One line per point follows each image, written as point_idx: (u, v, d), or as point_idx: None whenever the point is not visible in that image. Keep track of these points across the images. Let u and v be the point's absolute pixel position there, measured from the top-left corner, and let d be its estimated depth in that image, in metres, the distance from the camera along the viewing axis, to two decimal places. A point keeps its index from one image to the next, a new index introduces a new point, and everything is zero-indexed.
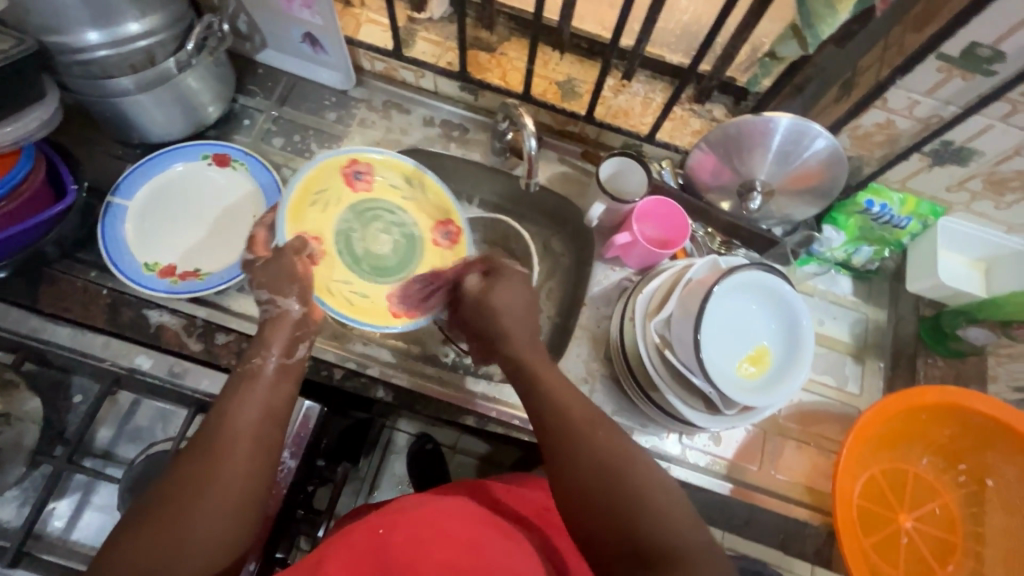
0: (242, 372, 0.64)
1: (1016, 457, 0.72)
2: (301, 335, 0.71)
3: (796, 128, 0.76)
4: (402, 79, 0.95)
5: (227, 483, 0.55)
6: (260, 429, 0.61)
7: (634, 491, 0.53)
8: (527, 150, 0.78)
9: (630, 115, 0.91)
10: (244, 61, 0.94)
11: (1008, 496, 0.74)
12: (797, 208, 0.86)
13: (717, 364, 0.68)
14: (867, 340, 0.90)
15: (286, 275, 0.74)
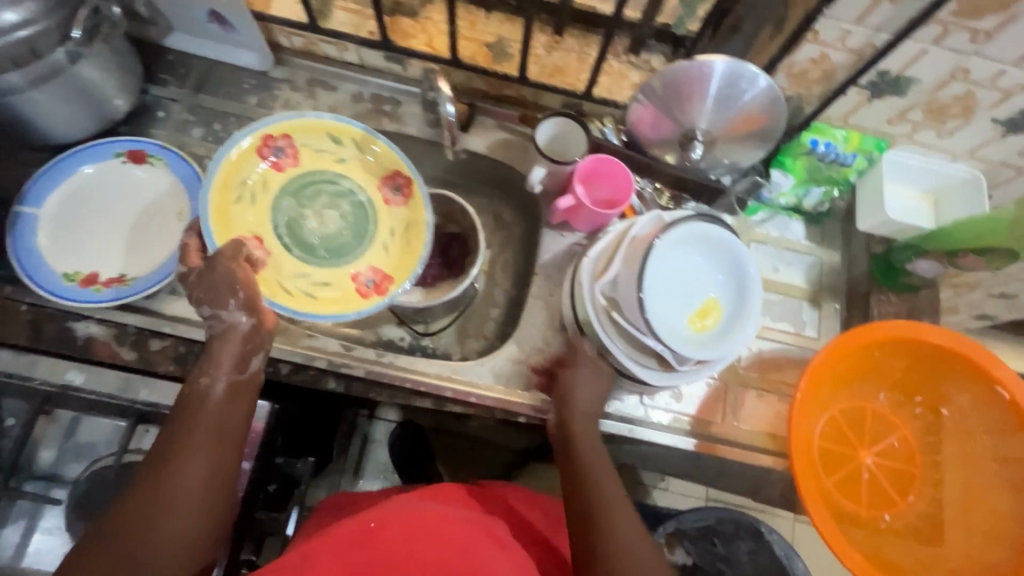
0: (191, 394, 0.63)
1: (969, 384, 0.72)
2: (253, 347, 0.69)
3: (731, 70, 0.74)
4: (324, 54, 0.90)
5: (175, 513, 0.54)
6: (216, 455, 0.60)
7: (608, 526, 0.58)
8: (444, 114, 0.80)
9: (565, 73, 0.87)
10: (152, 48, 0.88)
11: (963, 423, 0.74)
12: (742, 154, 0.83)
13: (661, 318, 0.66)
14: (822, 283, 0.90)
15: (224, 284, 0.69)
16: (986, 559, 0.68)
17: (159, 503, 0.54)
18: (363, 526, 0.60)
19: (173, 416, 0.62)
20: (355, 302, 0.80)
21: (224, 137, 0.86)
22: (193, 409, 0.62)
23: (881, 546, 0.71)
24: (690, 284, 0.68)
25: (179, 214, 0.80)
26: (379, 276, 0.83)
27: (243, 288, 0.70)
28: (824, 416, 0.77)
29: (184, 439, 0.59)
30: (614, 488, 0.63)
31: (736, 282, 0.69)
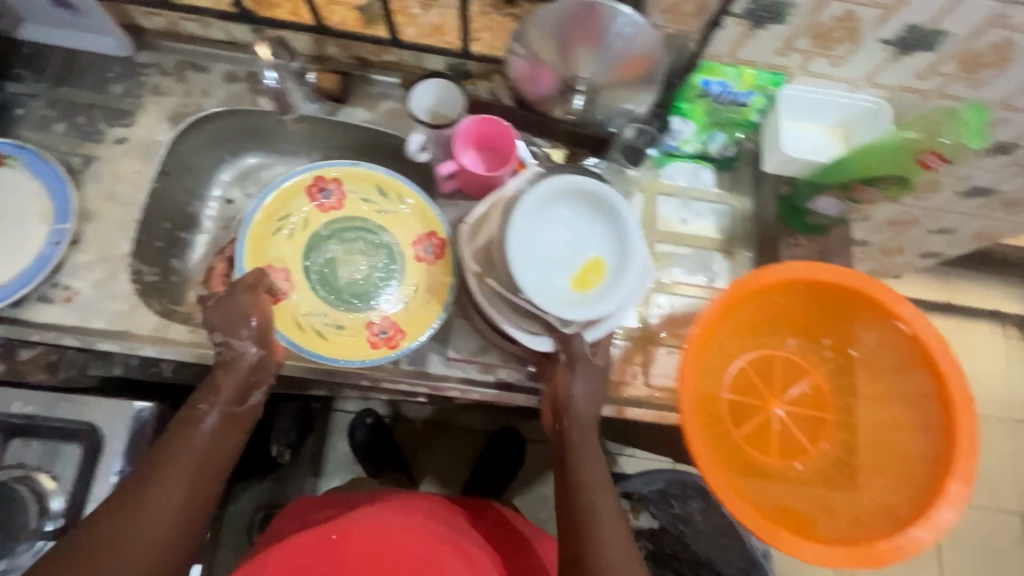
0: (181, 420, 0.64)
1: (872, 321, 0.69)
2: (256, 379, 0.69)
3: (586, 10, 0.71)
4: (191, 33, 0.84)
5: (136, 546, 0.57)
6: (191, 490, 0.62)
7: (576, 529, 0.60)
8: (267, 83, 0.75)
9: (444, 32, 0.82)
10: (4, 41, 0.82)
11: (870, 362, 0.71)
12: (631, 100, 0.78)
13: (535, 278, 0.61)
14: (734, 232, 0.86)
15: (239, 312, 0.69)
16: (886, 502, 0.64)
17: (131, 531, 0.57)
18: (326, 538, 0.71)
19: (163, 440, 0.63)
20: (362, 350, 0.79)
21: (89, 131, 0.81)
22: (184, 436, 0.64)
23: (785, 494, 0.68)
24: (567, 241, 0.64)
25: (41, 216, 0.76)
26: (393, 329, 0.81)
27: (260, 320, 0.70)
28: (730, 367, 0.74)
29: (166, 469, 0.61)
30: (608, 499, 0.62)
31: (619, 237, 0.64)
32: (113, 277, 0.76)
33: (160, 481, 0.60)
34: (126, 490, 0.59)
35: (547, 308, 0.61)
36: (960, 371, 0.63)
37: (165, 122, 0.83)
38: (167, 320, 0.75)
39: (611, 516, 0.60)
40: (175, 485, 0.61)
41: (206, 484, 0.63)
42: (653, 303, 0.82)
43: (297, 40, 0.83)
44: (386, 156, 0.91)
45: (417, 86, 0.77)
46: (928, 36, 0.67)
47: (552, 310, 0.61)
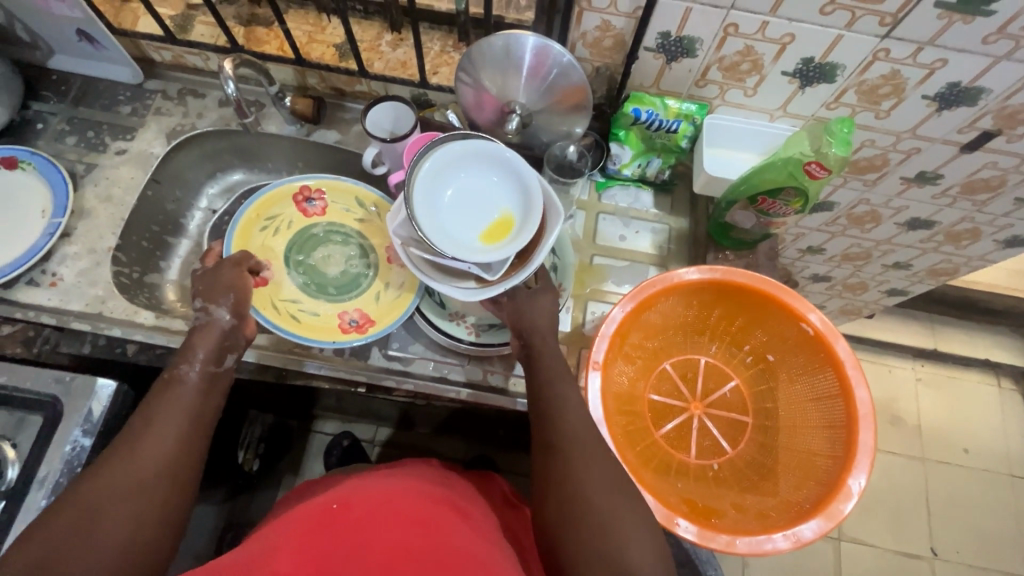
0: (166, 380, 0.63)
1: (779, 326, 0.72)
2: (230, 344, 0.70)
3: (514, 43, 0.78)
4: (193, 65, 0.98)
5: (130, 498, 0.54)
6: (181, 444, 0.59)
7: (575, 487, 0.55)
8: (226, 91, 0.81)
9: (408, 66, 0.93)
10: (37, 70, 0.97)
11: (782, 368, 0.74)
12: (566, 122, 0.87)
13: (438, 228, 0.66)
14: (670, 247, 0.92)
15: (223, 285, 0.73)
16: (794, 497, 0.66)
17: (121, 485, 0.55)
18: (327, 507, 0.68)
19: (147, 401, 0.62)
20: (333, 335, 0.83)
21: (95, 143, 0.93)
22: (168, 392, 0.62)
23: (696, 489, 0.70)
24: (474, 199, 0.69)
25: (43, 211, 0.86)
26: (363, 318, 0.85)
27: (238, 293, 0.73)
28: (654, 367, 0.79)
29: (155, 424, 0.59)
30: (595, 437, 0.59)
31: (521, 189, 0.69)
32: (97, 267, 0.84)
33: (149, 435, 0.58)
34: (116, 450, 0.57)
35: (471, 258, 0.64)
36: (861, 369, 0.65)
37: (161, 138, 0.94)
38: (137, 306, 0.83)
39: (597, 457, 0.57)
40: (163, 437, 0.59)
41: (196, 437, 0.61)
42: (588, 309, 0.87)
43: (283, 72, 0.95)
44: (356, 175, 1.02)
45: (376, 106, 0.88)
46: (825, 68, 0.75)
47: (475, 258, 0.64)
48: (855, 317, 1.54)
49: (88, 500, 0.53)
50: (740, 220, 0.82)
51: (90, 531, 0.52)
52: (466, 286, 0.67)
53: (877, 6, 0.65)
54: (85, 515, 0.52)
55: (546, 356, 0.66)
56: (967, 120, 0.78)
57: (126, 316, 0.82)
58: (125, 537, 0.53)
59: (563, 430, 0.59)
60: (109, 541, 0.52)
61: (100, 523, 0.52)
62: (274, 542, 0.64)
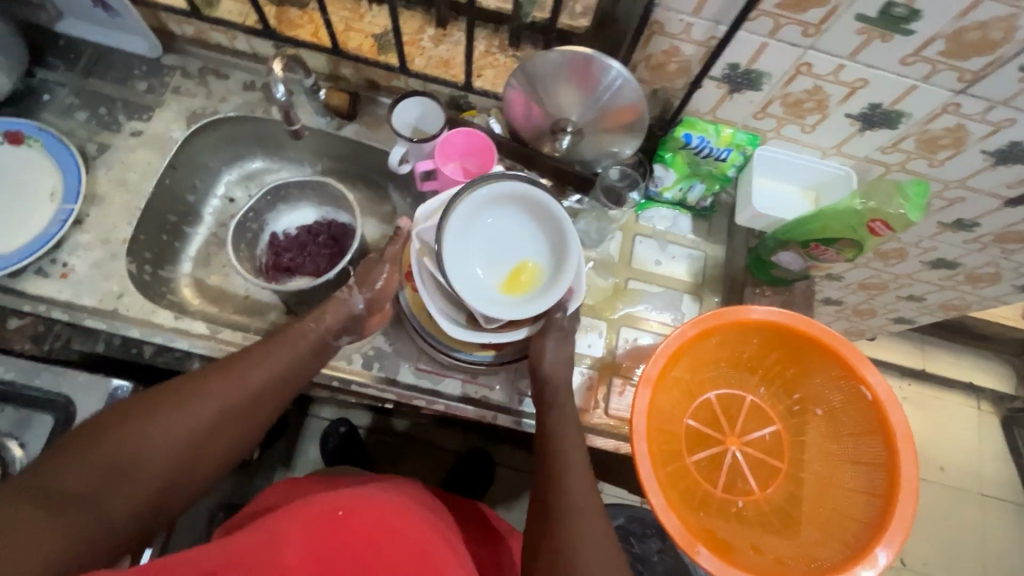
0: (289, 326, 0.70)
1: (837, 382, 0.72)
2: (348, 326, 0.75)
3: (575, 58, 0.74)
4: (216, 43, 0.91)
5: (214, 407, 0.60)
6: (270, 388, 0.64)
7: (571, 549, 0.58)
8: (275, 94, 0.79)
9: (451, 66, 0.88)
10: (42, 33, 0.89)
11: (830, 425, 0.75)
12: (610, 142, 0.84)
13: (460, 259, 0.66)
14: (705, 276, 0.91)
15: (373, 276, 0.76)
16: (815, 553, 0.67)
17: (212, 398, 0.60)
18: (330, 512, 0.61)
19: (263, 341, 0.67)
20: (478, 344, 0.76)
21: (108, 121, 0.87)
22: (281, 340, 0.68)
23: (719, 525, 0.71)
24: (505, 241, 0.69)
25: (52, 195, 0.80)
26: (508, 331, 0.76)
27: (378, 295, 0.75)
28: (697, 395, 0.79)
29: (261, 360, 0.65)
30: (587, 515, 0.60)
31: (554, 255, 0.68)
32: (111, 259, 0.79)
33: (254, 367, 0.64)
34: (228, 364, 0.63)
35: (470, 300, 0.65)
36: (914, 447, 0.65)
37: (181, 120, 0.88)
38: (155, 304, 0.78)
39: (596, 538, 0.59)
40: (258, 376, 0.64)
41: (284, 389, 0.66)
42: (619, 334, 0.87)
43: (315, 59, 0.89)
44: (384, 172, 0.97)
45: (406, 100, 0.84)
46: (890, 115, 0.73)
47: (473, 301, 0.65)
48: (856, 339, 1.57)
49: (179, 398, 0.58)
50: (785, 261, 0.81)
51: (173, 425, 0.57)
52: (457, 321, 0.70)
53: (960, 62, 0.63)
54: (172, 411, 0.57)
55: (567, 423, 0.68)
56: (1019, 177, 0.78)
57: (143, 315, 0.77)
58: (192, 445, 0.58)
59: (566, 497, 0.61)
60: (183, 438, 0.57)
61: (180, 420, 0.57)
62: (277, 532, 0.59)
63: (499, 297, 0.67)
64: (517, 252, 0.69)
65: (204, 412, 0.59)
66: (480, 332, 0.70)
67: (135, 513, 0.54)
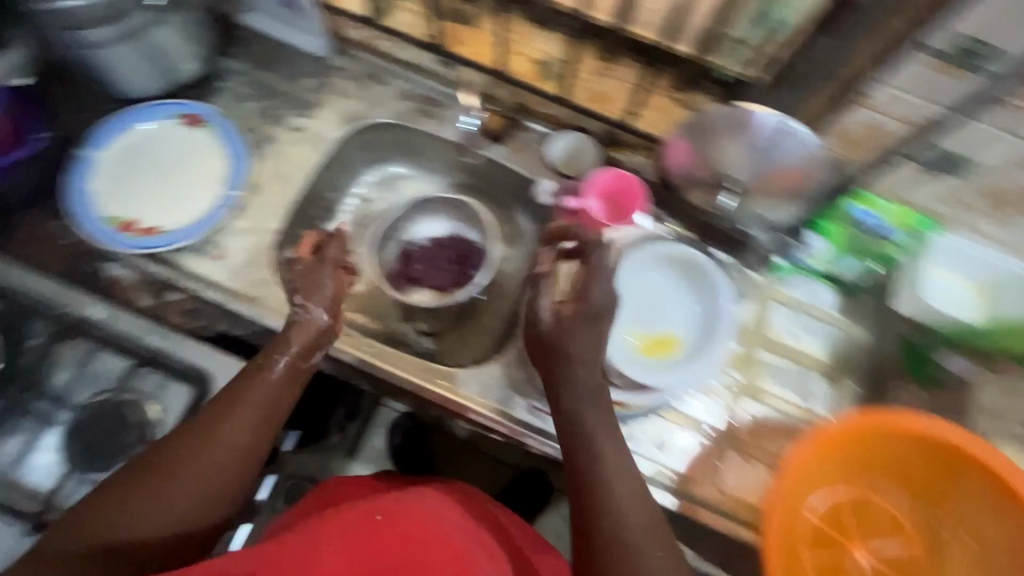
0: (252, 366, 0.64)
1: (1000, 514, 0.64)
2: (320, 343, 0.69)
3: (766, 121, 0.72)
4: (382, 49, 0.93)
5: (197, 476, 0.59)
6: (247, 438, 0.62)
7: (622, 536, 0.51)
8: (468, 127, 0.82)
9: (608, 101, 0.86)
10: (227, 22, 0.94)
11: (981, 555, 0.67)
12: (774, 210, 0.80)
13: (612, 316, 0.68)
14: (841, 358, 0.84)
15: (320, 282, 0.71)
16: None
17: (202, 460, 0.59)
18: (369, 518, 0.61)
19: (229, 386, 0.64)
20: None
21: (275, 113, 0.91)
22: (247, 385, 0.64)
23: None
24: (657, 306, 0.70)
25: (217, 179, 0.85)
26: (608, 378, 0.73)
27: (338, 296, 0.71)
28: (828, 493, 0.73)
29: (226, 415, 0.62)
30: None
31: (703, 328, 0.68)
32: (263, 248, 0.83)
33: (223, 422, 0.61)
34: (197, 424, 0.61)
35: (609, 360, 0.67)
36: None
37: (338, 120, 0.91)
38: (294, 298, 0.82)
39: None
40: (232, 431, 0.61)
41: (268, 433, 0.64)
42: (741, 405, 0.82)
43: (472, 76, 0.90)
44: (515, 196, 0.95)
45: (561, 135, 0.85)
46: None
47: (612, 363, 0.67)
48: None
49: (171, 467, 0.59)
50: (954, 365, 0.78)
51: (176, 497, 0.58)
52: None
53: None
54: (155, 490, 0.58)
55: (597, 423, 0.57)
56: None
57: (282, 307, 0.81)
58: (185, 514, 0.59)
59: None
60: (187, 505, 0.59)
61: (180, 488, 0.59)
62: (316, 546, 0.58)
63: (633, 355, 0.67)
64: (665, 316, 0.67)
65: (185, 482, 0.59)
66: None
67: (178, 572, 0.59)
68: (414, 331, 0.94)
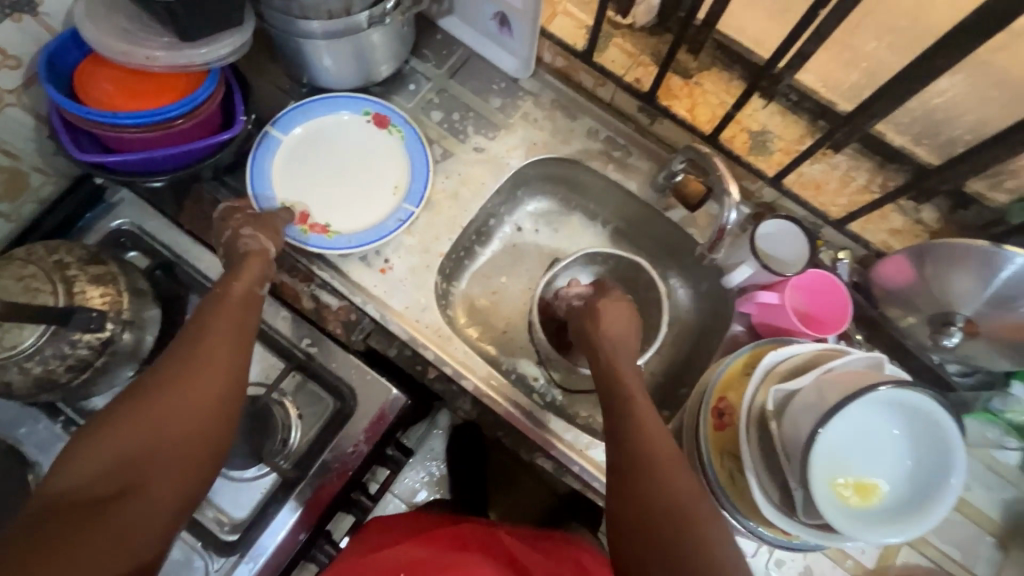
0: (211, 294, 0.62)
1: None
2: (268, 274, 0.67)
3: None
4: (579, 83, 0.88)
5: (200, 393, 0.54)
6: (236, 364, 0.58)
7: (680, 507, 0.51)
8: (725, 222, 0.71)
9: (820, 190, 0.79)
10: (427, 23, 0.90)
11: None
12: (993, 359, 0.72)
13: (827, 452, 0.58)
14: (1019, 526, 0.76)
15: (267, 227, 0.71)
16: None
17: (202, 367, 0.55)
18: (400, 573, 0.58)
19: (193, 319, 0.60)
20: (752, 514, 0.66)
21: (458, 129, 0.87)
22: (209, 311, 0.60)
23: None
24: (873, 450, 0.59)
25: (395, 188, 0.83)
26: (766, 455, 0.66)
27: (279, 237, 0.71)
28: None
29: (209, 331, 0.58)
30: None
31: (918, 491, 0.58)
32: (427, 270, 0.80)
33: (209, 337, 0.57)
34: (182, 346, 0.57)
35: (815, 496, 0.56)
36: None
37: (521, 148, 0.87)
38: (450, 331, 0.79)
39: None
40: (219, 356, 0.57)
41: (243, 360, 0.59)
42: (899, 552, 0.75)
43: (672, 132, 0.84)
44: (681, 263, 0.89)
45: (773, 220, 0.75)
46: None
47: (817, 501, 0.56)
48: None
49: (158, 392, 0.53)
50: None
51: (167, 424, 0.52)
52: (770, 498, 0.62)
53: None
54: (155, 410, 0.52)
55: (634, 407, 0.60)
56: None
57: (440, 339, 0.78)
58: (191, 434, 0.52)
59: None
60: (180, 431, 0.52)
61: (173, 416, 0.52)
62: None
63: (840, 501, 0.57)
64: (880, 468, 0.59)
65: (186, 400, 0.53)
66: (781, 515, 0.62)
67: (167, 519, 0.50)
68: (546, 379, 0.89)
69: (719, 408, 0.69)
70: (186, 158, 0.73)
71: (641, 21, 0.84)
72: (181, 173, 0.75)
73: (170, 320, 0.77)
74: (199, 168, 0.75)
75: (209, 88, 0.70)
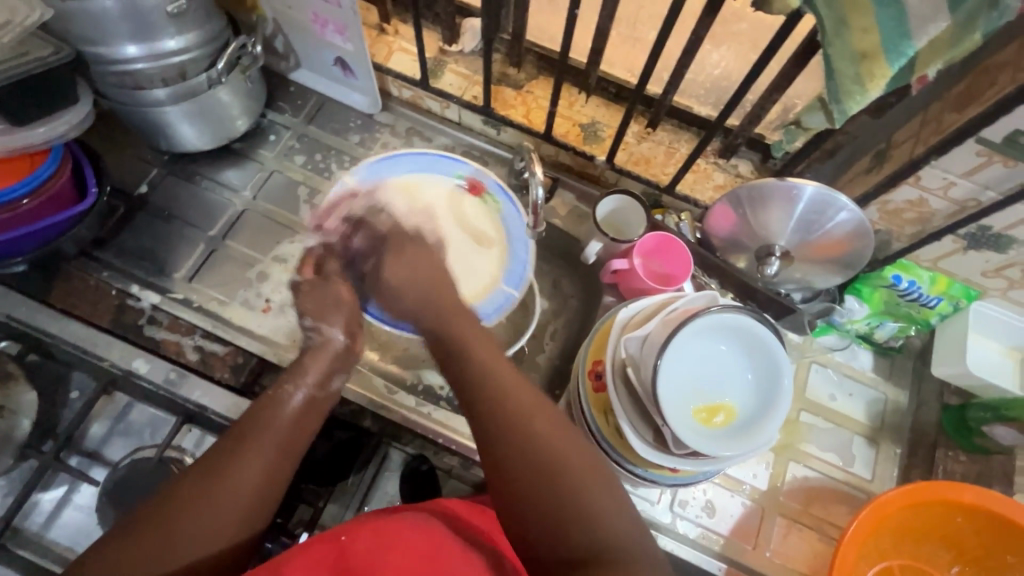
0: (274, 396, 0.59)
1: None
2: (337, 368, 0.67)
3: (823, 196, 0.73)
4: (428, 108, 0.95)
5: (254, 474, 0.53)
6: (293, 445, 0.57)
7: (500, 384, 0.55)
8: (533, 199, 0.75)
9: (651, 164, 0.88)
10: (278, 78, 0.97)
11: None
12: (820, 277, 0.82)
13: (672, 383, 0.65)
14: (884, 423, 0.84)
15: (330, 301, 0.71)
16: None
17: (259, 440, 0.55)
18: (330, 539, 0.53)
19: (247, 418, 0.57)
20: (637, 458, 0.70)
21: (322, 168, 0.93)
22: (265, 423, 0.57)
23: None
24: (712, 373, 0.68)
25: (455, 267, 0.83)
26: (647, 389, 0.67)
27: (349, 311, 0.71)
28: (883, 565, 0.73)
29: (274, 406, 0.58)
30: (517, 436, 0.51)
31: (762, 400, 0.67)
32: None
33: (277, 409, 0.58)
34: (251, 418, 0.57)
35: (674, 424, 0.62)
36: None
37: None
38: None
39: (527, 452, 0.50)
40: (265, 459, 0.54)
41: (285, 475, 0.56)
42: (787, 469, 0.81)
43: (516, 137, 0.92)
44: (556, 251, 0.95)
45: (606, 197, 0.85)
46: None
47: (677, 428, 0.62)
48: None
49: (199, 484, 0.51)
50: (1000, 434, 0.76)
51: (215, 493, 0.51)
52: (643, 438, 0.67)
53: None
54: (219, 476, 0.52)
55: (473, 346, 0.60)
56: None
57: None
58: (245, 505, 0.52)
59: (501, 419, 0.53)
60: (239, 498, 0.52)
61: (200, 522, 0.50)
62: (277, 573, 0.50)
63: (696, 424, 0.64)
64: (724, 385, 0.68)
65: (243, 467, 0.53)
66: (657, 452, 0.67)
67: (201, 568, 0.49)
68: (451, 385, 0.86)
69: (595, 370, 0.73)
70: (40, 235, 0.75)
71: (468, 47, 0.93)
72: (39, 250, 0.77)
73: (51, 402, 0.76)
74: (57, 244, 0.78)
75: (52, 165, 0.73)
